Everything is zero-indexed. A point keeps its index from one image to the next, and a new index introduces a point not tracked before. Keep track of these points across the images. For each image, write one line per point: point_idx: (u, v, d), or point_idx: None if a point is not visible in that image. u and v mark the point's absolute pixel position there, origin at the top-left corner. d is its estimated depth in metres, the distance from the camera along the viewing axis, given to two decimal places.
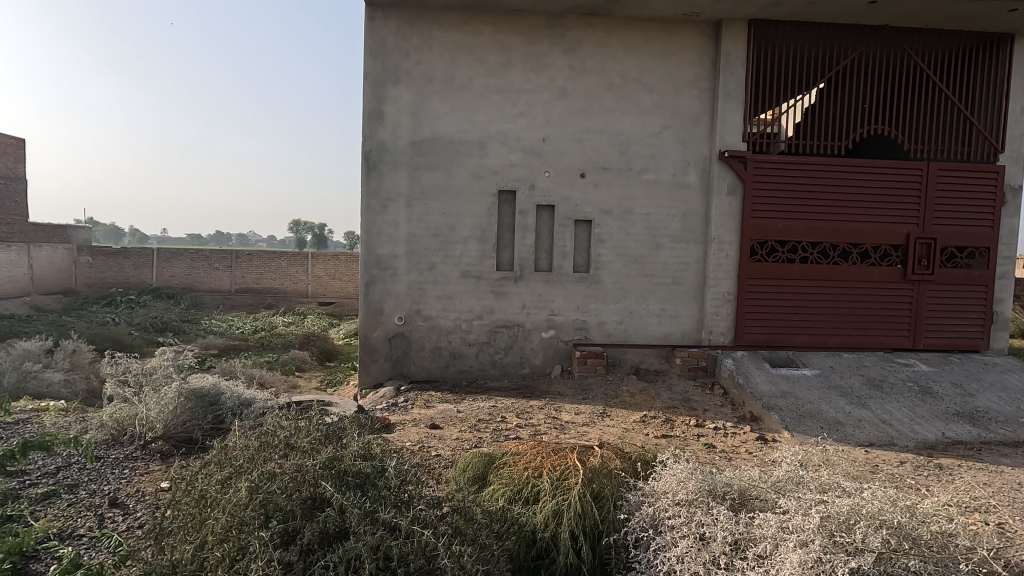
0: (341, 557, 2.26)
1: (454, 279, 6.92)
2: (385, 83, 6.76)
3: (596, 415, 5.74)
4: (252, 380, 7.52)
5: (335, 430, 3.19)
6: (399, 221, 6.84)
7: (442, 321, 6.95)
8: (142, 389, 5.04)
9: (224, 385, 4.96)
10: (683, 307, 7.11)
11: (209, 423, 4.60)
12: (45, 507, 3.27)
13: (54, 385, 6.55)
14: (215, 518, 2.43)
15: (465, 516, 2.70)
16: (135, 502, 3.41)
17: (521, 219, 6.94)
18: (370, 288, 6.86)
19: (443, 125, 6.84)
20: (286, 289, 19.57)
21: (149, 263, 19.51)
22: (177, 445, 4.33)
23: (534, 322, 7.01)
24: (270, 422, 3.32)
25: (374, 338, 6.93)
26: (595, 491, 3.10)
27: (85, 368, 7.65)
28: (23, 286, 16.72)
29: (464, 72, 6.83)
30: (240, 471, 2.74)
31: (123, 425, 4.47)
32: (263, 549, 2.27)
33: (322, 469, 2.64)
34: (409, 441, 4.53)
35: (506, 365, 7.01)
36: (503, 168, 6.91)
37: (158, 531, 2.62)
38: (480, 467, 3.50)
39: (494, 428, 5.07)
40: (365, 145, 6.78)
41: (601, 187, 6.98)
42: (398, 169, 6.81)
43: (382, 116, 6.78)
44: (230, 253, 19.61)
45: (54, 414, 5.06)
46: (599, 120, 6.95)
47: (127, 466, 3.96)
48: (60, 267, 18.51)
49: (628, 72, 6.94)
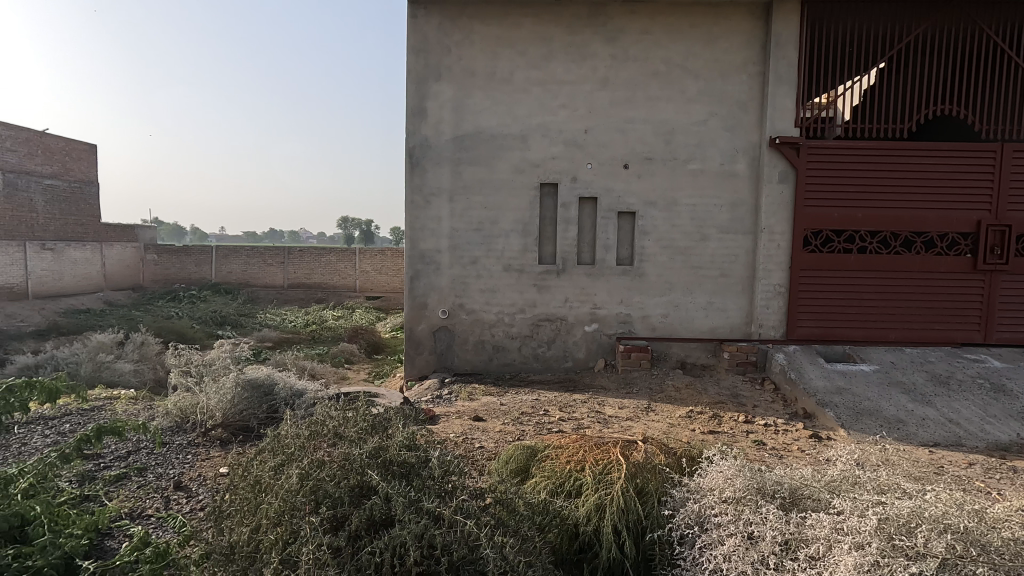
0: (387, 545, 2.30)
1: (496, 273, 6.94)
2: (428, 79, 6.83)
3: (640, 410, 5.65)
4: (303, 372, 7.81)
5: (381, 420, 3.27)
6: (442, 216, 6.93)
7: (485, 315, 7.00)
8: (203, 379, 5.34)
9: (278, 376, 5.22)
10: (731, 300, 6.91)
11: (264, 412, 4.83)
12: (118, 489, 3.52)
13: (125, 374, 7.02)
14: (269, 502, 2.53)
15: (508, 508, 2.71)
16: (197, 485, 3.62)
17: (563, 212, 6.88)
18: (415, 282, 6.98)
19: (484, 120, 6.86)
20: (335, 283, 20.10)
21: (209, 260, 20.48)
22: (235, 433, 4.56)
23: (576, 316, 6.96)
24: (320, 412, 3.43)
25: (419, 332, 7.06)
26: (638, 486, 3.05)
27: (152, 359, 8.13)
28: (97, 282, 17.83)
29: (505, 66, 6.83)
30: (292, 458, 2.84)
31: (185, 413, 4.74)
32: (313, 534, 2.34)
33: (368, 458, 2.71)
34: (453, 433, 4.61)
35: (549, 358, 7.01)
36: (545, 161, 6.87)
37: (218, 513, 2.77)
38: (522, 460, 3.53)
39: (537, 422, 5.08)
40: (408, 141, 6.88)
41: (645, 178, 6.84)
42: (440, 165, 6.88)
43: (425, 112, 6.86)
44: (282, 249, 20.33)
45: (125, 402, 5.40)
46: (642, 109, 6.80)
47: (190, 451, 4.20)
48: (128, 264, 19.70)
49: (673, 59, 6.76)
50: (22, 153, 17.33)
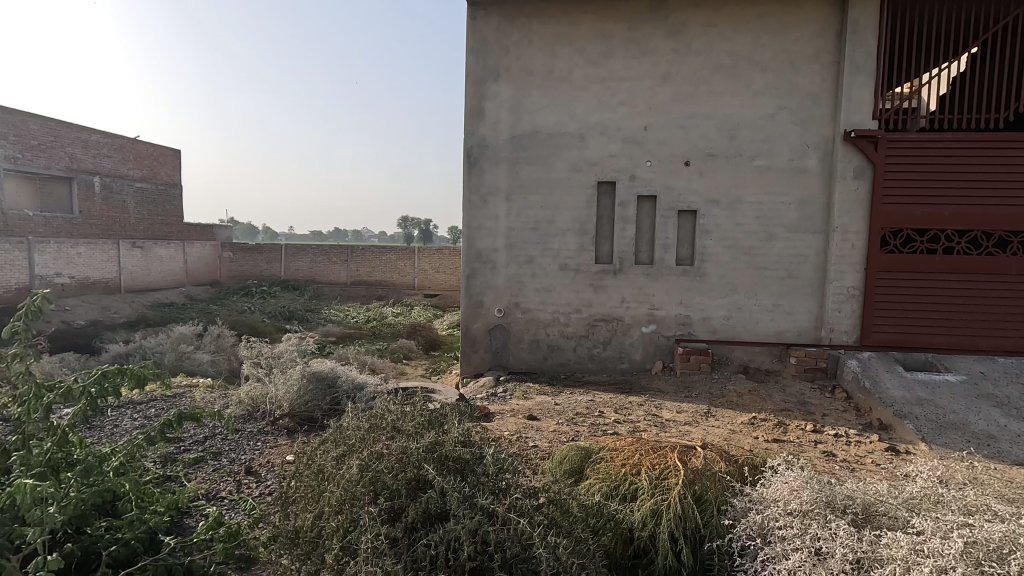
0: (442, 538, 2.34)
1: (552, 272, 6.92)
2: (486, 80, 6.90)
3: (699, 415, 5.48)
4: (364, 366, 8.09)
5: (438, 416, 3.33)
6: (499, 215, 6.98)
7: (541, 314, 6.99)
8: (272, 370, 5.64)
9: (341, 370, 5.44)
10: (799, 303, 6.57)
11: (327, 404, 5.03)
12: (196, 471, 3.77)
13: (203, 364, 7.51)
14: (331, 490, 2.63)
15: (561, 509, 2.69)
16: (266, 471, 3.83)
17: (621, 211, 6.77)
18: (471, 280, 7.08)
19: (542, 119, 6.86)
20: (395, 281, 20.64)
21: (278, 257, 21.55)
22: (300, 423, 4.78)
23: (633, 317, 6.84)
24: (380, 405, 3.54)
25: (475, 330, 7.15)
26: (697, 493, 2.95)
27: (227, 350, 8.65)
28: (180, 278, 19.15)
29: (563, 64, 6.79)
30: (353, 449, 2.95)
31: (256, 402, 5.02)
32: (372, 524, 2.41)
33: (424, 453, 2.76)
34: (507, 431, 4.63)
35: (605, 359, 6.92)
36: (602, 159, 6.78)
37: (284, 499, 2.91)
38: (576, 461, 3.50)
39: (591, 423, 5.02)
40: (466, 142, 6.98)
41: (707, 175, 6.62)
42: (498, 164, 6.94)
43: (483, 112, 6.93)
44: (346, 248, 21.08)
45: (203, 390, 5.78)
46: (705, 104, 6.59)
47: (260, 438, 4.44)
48: (207, 261, 21.05)
49: (739, 52, 6.50)
50: (118, 159, 18.80)
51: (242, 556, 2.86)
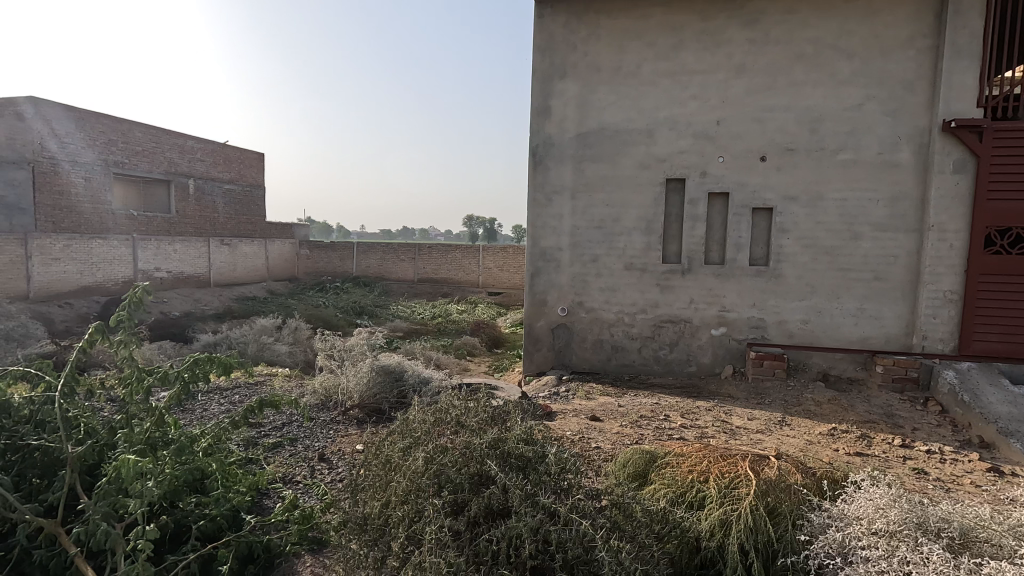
0: (505, 534, 2.35)
1: (617, 271, 6.80)
2: (553, 78, 6.87)
3: (773, 423, 5.21)
4: (430, 361, 8.29)
5: (500, 413, 3.35)
6: (564, 214, 6.94)
7: (605, 314, 6.89)
8: (344, 363, 5.89)
9: (407, 364, 5.59)
10: (887, 307, 6.11)
11: (394, 397, 5.20)
12: (275, 455, 4.01)
13: (281, 355, 7.96)
14: (398, 481, 2.71)
15: (625, 513, 2.63)
16: (337, 458, 4.00)
17: (690, 209, 6.55)
18: (535, 279, 7.08)
19: (609, 115, 6.75)
20: (459, 278, 21.04)
21: (350, 255, 22.51)
22: (369, 414, 4.96)
23: (702, 318, 6.60)
24: (445, 400, 3.61)
25: (538, 328, 7.15)
26: (770, 506, 2.80)
27: (303, 343, 9.13)
28: (262, 274, 20.40)
29: (632, 59, 6.65)
30: (419, 442, 3.03)
31: (329, 392, 5.27)
32: (436, 515, 2.46)
33: (488, 449, 2.79)
34: (569, 431, 4.60)
35: (671, 361, 6.73)
36: (672, 156, 6.58)
37: (354, 486, 3.04)
38: (640, 465, 3.42)
39: (656, 426, 4.89)
40: (532, 140, 6.98)
41: (785, 171, 6.28)
42: (563, 162, 6.90)
43: (549, 111, 6.91)
44: (414, 246, 21.70)
45: (281, 379, 6.13)
46: (784, 96, 6.24)
47: (332, 427, 4.66)
48: (286, 258, 22.31)
49: (822, 39, 6.11)
50: (210, 162, 20.27)
51: (315, 538, 2.97)
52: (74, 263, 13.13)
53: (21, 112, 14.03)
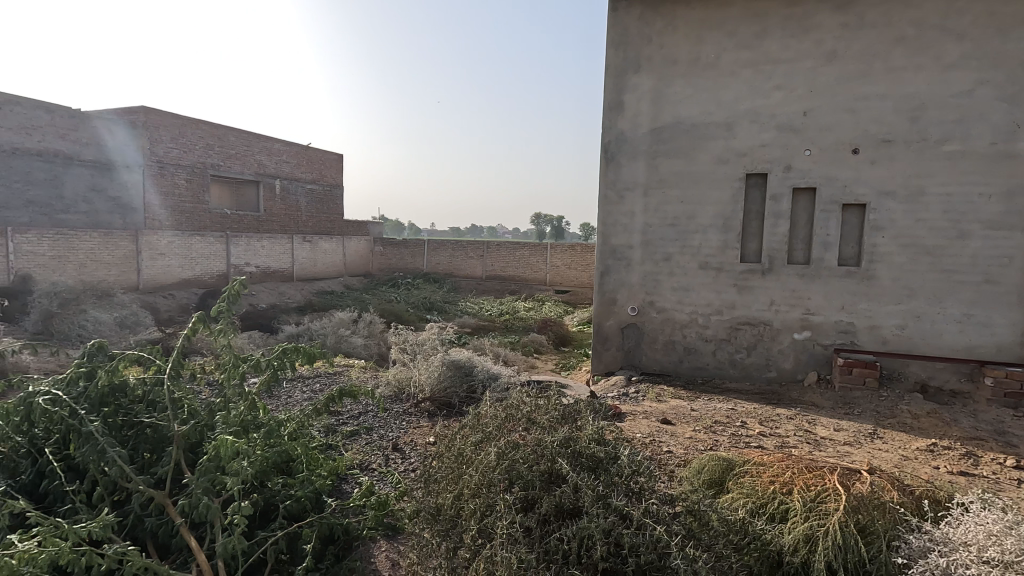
0: (576, 534, 2.34)
1: (691, 270, 6.57)
2: (627, 72, 6.73)
3: (863, 435, 4.84)
4: (497, 358, 8.39)
5: (571, 412, 3.33)
6: (636, 211, 6.79)
7: (678, 314, 6.68)
8: (416, 357, 6.07)
9: (476, 359, 5.67)
10: (999, 314, 5.53)
11: (464, 391, 5.29)
12: (352, 442, 4.20)
13: (357, 348, 8.33)
14: (470, 474, 2.76)
15: (700, 520, 2.54)
16: (410, 449, 4.14)
17: (772, 205, 6.21)
18: (605, 277, 6.99)
19: (685, 109, 6.52)
20: (527, 276, 21.11)
21: (422, 252, 23.16)
22: (440, 407, 5.08)
23: (784, 321, 6.25)
24: (515, 396, 3.64)
25: (607, 328, 7.04)
26: (862, 524, 2.60)
27: (377, 336, 9.49)
28: (339, 269, 21.41)
29: (711, 49, 6.39)
30: (490, 436, 3.07)
31: (402, 384, 5.45)
32: (507, 511, 2.48)
33: (559, 447, 2.77)
34: (640, 433, 4.50)
35: (748, 365, 6.43)
36: (753, 150, 6.27)
37: (427, 477, 3.12)
38: (716, 471, 3.29)
39: (732, 433, 4.68)
40: (604, 136, 6.88)
41: (880, 164, 5.81)
42: (636, 159, 6.75)
43: (622, 106, 6.78)
44: (482, 243, 22.01)
45: (358, 370, 6.41)
46: (881, 83, 5.78)
47: (405, 418, 4.82)
48: (362, 254, 23.29)
49: (927, 20, 5.60)
50: (294, 164, 21.51)
51: (389, 525, 3.09)
52: (177, 258, 14.33)
53: (132, 122, 15.46)
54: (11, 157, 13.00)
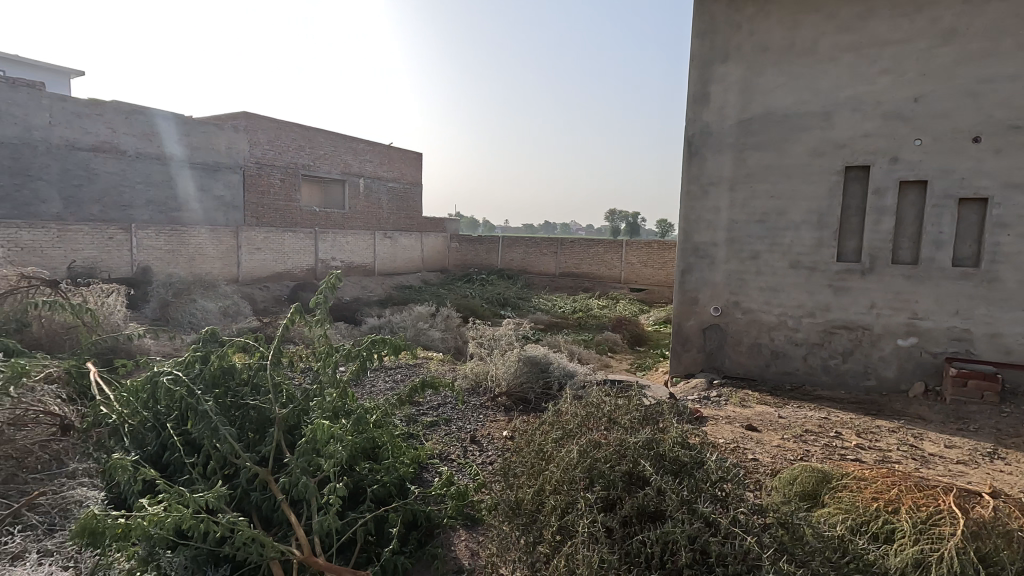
0: (659, 538, 2.28)
1: (781, 270, 6.21)
2: (713, 62, 6.48)
3: (980, 454, 4.37)
4: (572, 355, 8.37)
5: (653, 413, 3.25)
6: (721, 207, 6.53)
7: (765, 316, 6.35)
8: (493, 351, 6.18)
9: (553, 356, 5.65)
10: None
11: (541, 387, 5.31)
12: (432, 432, 4.35)
13: (435, 341, 8.60)
14: (551, 471, 2.78)
15: (794, 534, 2.40)
16: (488, 442, 4.21)
17: (875, 200, 5.73)
18: (686, 276, 6.78)
19: (777, 99, 6.16)
20: (601, 273, 20.76)
21: (496, 248, 23.42)
22: (516, 402, 5.13)
23: (886, 326, 5.76)
24: (595, 395, 3.60)
25: (688, 328, 6.84)
26: (983, 554, 2.35)
27: (454, 329, 9.75)
28: (417, 265, 22.12)
29: (807, 34, 5.96)
30: (571, 434, 3.07)
31: (480, 378, 5.56)
32: (588, 510, 2.47)
33: (642, 449, 2.71)
34: (723, 438, 4.33)
35: (843, 372, 6.01)
36: (853, 140, 5.80)
37: (507, 470, 3.17)
38: (811, 484, 3.09)
39: (825, 443, 4.38)
40: (688, 130, 6.67)
41: (1007, 153, 5.16)
42: (722, 152, 6.48)
43: (708, 98, 6.54)
44: (556, 240, 21.91)
45: (437, 363, 6.62)
46: (1011, 63, 5.08)
47: (483, 411, 4.91)
48: (439, 250, 23.91)
49: None
50: (377, 163, 22.43)
51: (469, 515, 3.17)
52: (271, 252, 15.39)
53: (235, 127, 16.71)
54: (134, 161, 14.12)
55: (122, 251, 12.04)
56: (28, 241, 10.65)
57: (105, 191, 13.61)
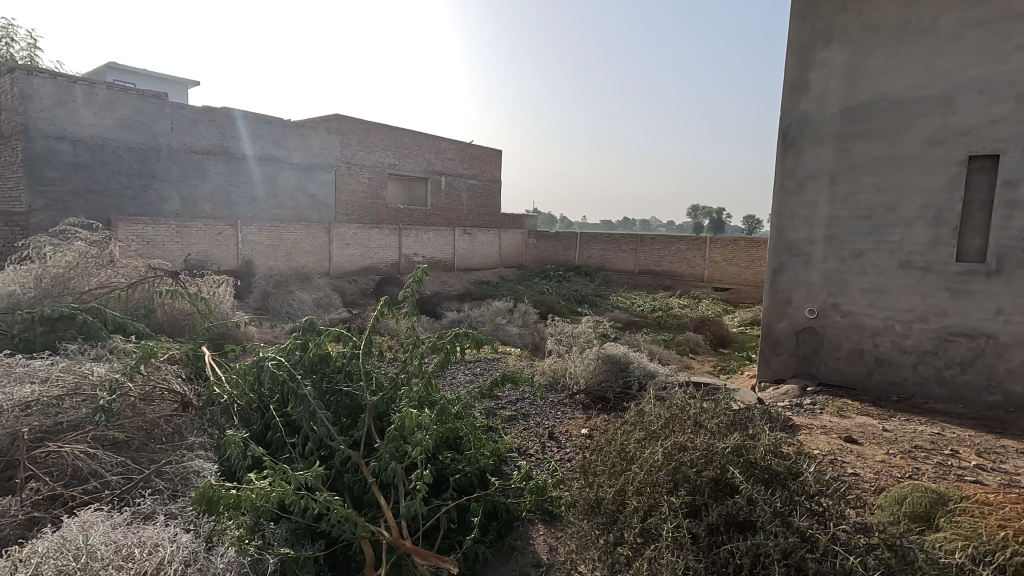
0: (749, 550, 2.17)
1: (888, 270, 5.69)
2: (814, 47, 6.04)
3: None
4: (652, 354, 8.16)
5: (742, 419, 3.10)
6: (819, 202, 6.09)
7: (868, 320, 5.86)
8: (571, 348, 6.15)
9: (633, 355, 5.50)
10: None
11: (620, 386, 5.22)
12: (511, 426, 4.40)
13: (513, 336, 8.70)
14: (633, 472, 2.73)
15: (903, 558, 2.19)
16: (566, 439, 4.20)
17: (1005, 193, 5.08)
18: (779, 275, 6.41)
19: (888, 83, 5.62)
20: (683, 271, 20.02)
21: (574, 245, 23.25)
22: (594, 400, 5.08)
23: (1016, 335, 5.12)
24: (679, 397, 3.48)
25: (779, 330, 6.46)
26: None
27: (532, 325, 9.80)
28: (495, 261, 22.44)
29: (925, 9, 5.36)
30: (655, 435, 2.99)
31: (558, 375, 5.56)
32: (672, 514, 2.40)
33: (731, 455, 2.59)
34: (818, 449, 4.05)
35: (961, 384, 5.42)
36: (979, 127, 5.16)
37: (587, 468, 3.15)
38: (923, 505, 2.81)
39: (939, 462, 3.98)
40: (784, 120, 6.28)
41: None
42: (822, 143, 6.04)
43: (807, 85, 6.11)
44: (636, 237, 21.40)
45: (515, 358, 6.70)
46: None
47: (560, 408, 4.90)
48: (516, 246, 24.11)
49: None
50: (458, 160, 22.96)
51: (547, 510, 3.18)
52: (359, 248, 16.21)
53: (329, 129, 17.79)
54: (243, 162, 15.45)
55: (229, 246, 13.16)
56: (153, 235, 11.91)
57: (215, 190, 14.90)
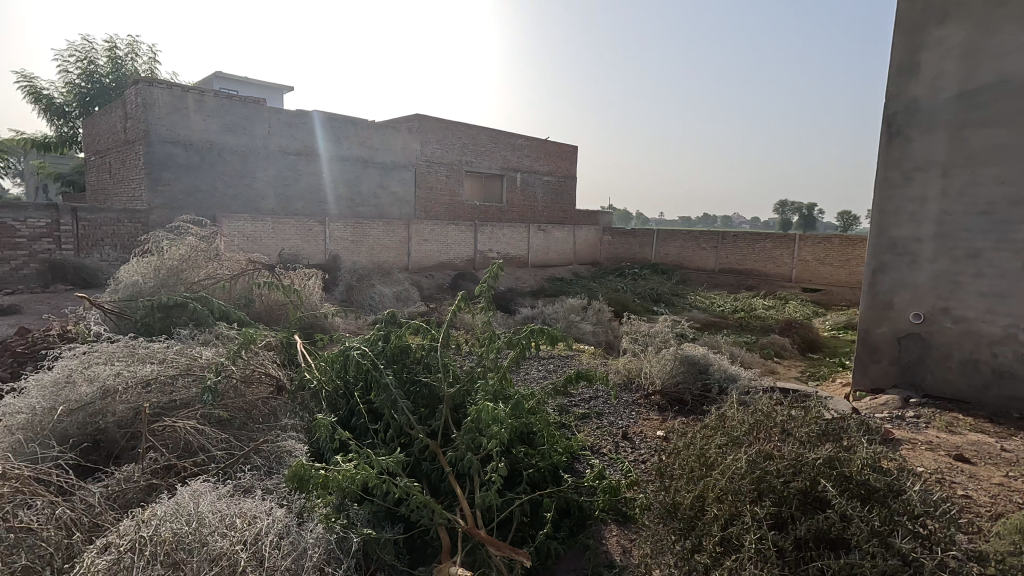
0: (842, 569, 2.03)
1: (1011, 272, 5.09)
2: (926, 26, 5.49)
3: None
4: (733, 357, 7.81)
5: (836, 429, 2.89)
6: (929, 196, 5.55)
7: (985, 327, 5.28)
8: (647, 348, 6.01)
9: (713, 356, 5.30)
10: None
11: (698, 389, 5.04)
12: (584, 424, 4.37)
13: (586, 334, 8.62)
14: (714, 478, 2.62)
15: None
16: (640, 439, 4.11)
17: None
18: (879, 276, 5.91)
19: (1016, 62, 4.99)
20: (769, 271, 18.94)
21: (650, 242, 22.65)
22: (670, 402, 4.93)
23: None
24: (764, 402, 3.30)
25: (878, 336, 5.96)
26: None
27: (606, 323, 9.67)
28: (569, 257, 22.32)
29: None
30: (738, 441, 2.86)
31: (633, 374, 5.44)
32: (755, 525, 2.29)
33: (823, 467, 2.43)
34: (922, 467, 3.70)
35: None
36: None
37: (663, 471, 3.07)
38: None
39: None
40: (889, 107, 5.77)
41: None
42: (934, 131, 5.49)
43: (917, 68, 5.58)
44: (717, 234, 20.50)
45: (588, 355, 6.64)
46: None
47: (635, 408, 4.80)
48: (591, 243, 23.84)
49: None
50: (534, 157, 23.01)
51: (621, 511, 3.13)
52: (436, 244, 16.69)
53: (410, 129, 18.46)
54: (332, 161, 16.36)
55: (318, 241, 14.00)
56: (252, 231, 12.90)
57: (306, 188, 15.87)
